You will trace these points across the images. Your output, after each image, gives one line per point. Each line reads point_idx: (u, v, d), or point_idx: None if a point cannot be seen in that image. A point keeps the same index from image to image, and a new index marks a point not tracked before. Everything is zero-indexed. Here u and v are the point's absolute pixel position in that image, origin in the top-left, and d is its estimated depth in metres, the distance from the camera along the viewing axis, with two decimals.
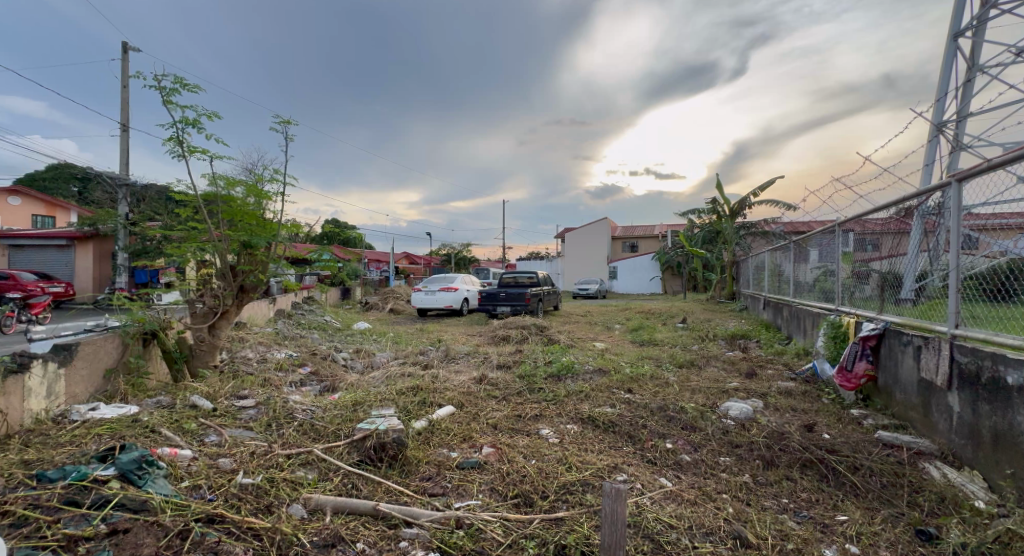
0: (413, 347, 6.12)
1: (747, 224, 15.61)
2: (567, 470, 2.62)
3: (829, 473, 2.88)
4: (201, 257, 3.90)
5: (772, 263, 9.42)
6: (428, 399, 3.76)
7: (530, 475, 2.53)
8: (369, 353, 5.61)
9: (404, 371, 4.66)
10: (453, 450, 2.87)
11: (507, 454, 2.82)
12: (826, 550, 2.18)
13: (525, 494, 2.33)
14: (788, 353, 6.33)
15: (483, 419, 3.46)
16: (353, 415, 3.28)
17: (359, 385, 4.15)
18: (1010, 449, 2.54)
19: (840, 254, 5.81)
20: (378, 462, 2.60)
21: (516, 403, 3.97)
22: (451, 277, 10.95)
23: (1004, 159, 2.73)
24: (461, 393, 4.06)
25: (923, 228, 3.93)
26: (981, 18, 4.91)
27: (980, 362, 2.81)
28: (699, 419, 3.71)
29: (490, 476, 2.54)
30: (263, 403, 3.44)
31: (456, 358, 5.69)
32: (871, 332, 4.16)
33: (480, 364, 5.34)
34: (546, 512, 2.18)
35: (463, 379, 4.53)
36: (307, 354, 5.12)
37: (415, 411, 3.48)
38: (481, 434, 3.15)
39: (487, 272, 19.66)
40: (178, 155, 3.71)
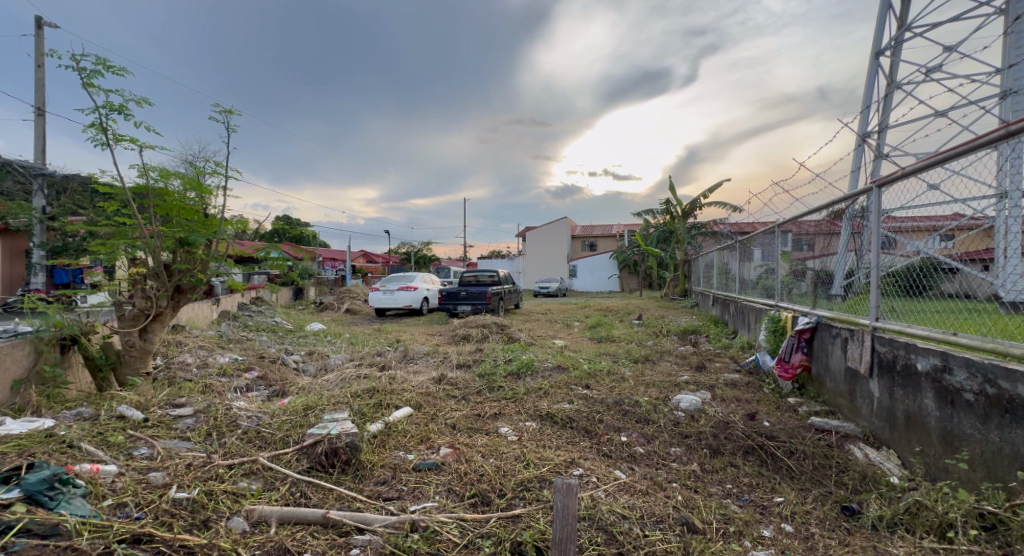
0: (371, 348, 6.04)
1: (698, 224, 16.32)
2: (525, 467, 2.70)
3: (768, 458, 3.10)
4: (131, 254, 3.69)
5: (721, 261, 9.92)
6: (385, 401, 3.76)
7: (487, 474, 2.59)
8: (323, 355, 5.50)
9: (360, 373, 4.60)
10: (410, 451, 2.90)
11: (464, 454, 2.86)
12: (764, 530, 2.35)
13: (482, 494, 2.39)
14: (734, 346, 6.69)
15: (441, 419, 3.49)
16: (304, 420, 3.22)
17: (311, 389, 4.09)
18: (919, 429, 2.82)
19: (780, 252, 6.19)
20: (330, 468, 2.59)
21: (475, 402, 4.01)
22: (409, 277, 10.76)
23: (915, 167, 3.02)
24: (419, 394, 4.06)
25: (850, 230, 4.26)
26: (899, 39, 5.37)
27: (896, 351, 3.09)
28: (652, 411, 3.89)
29: (447, 476, 2.58)
30: (202, 411, 3.33)
31: (414, 359, 5.66)
32: (806, 326, 4.47)
33: (440, 364, 5.34)
34: (503, 510, 2.24)
35: (422, 379, 4.53)
36: (254, 358, 4.95)
37: (371, 414, 3.47)
38: (439, 435, 3.19)
39: (447, 270, 19.57)
40: (101, 144, 3.48)
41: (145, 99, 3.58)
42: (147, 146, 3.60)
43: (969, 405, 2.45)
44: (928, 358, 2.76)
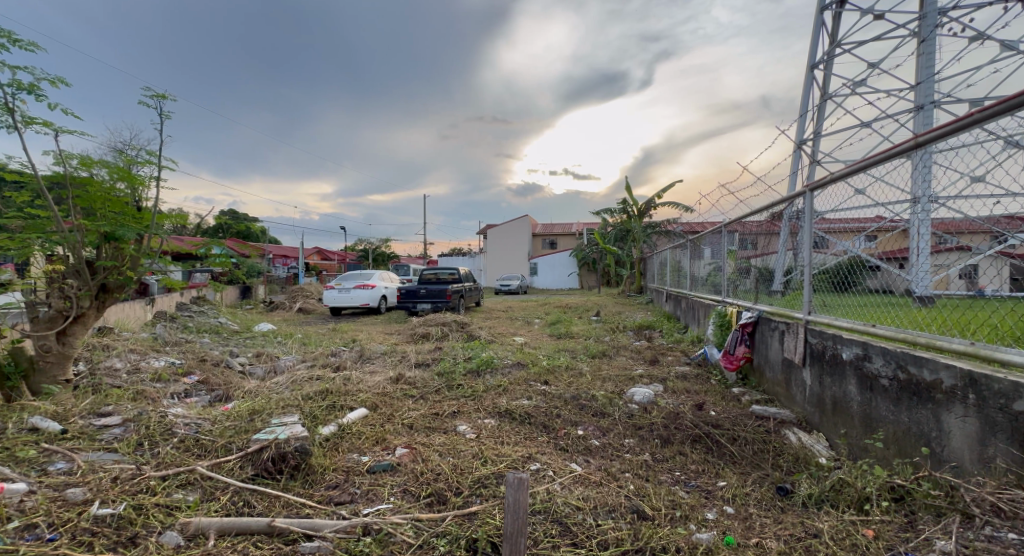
0: (324, 348, 5.93)
1: (653, 223, 16.88)
2: (482, 464, 2.76)
3: (713, 445, 3.30)
4: (48, 250, 3.45)
5: (674, 259, 10.33)
6: (338, 403, 3.73)
7: (444, 473, 2.63)
8: (272, 357, 5.35)
9: (312, 375, 4.52)
10: (364, 454, 2.91)
11: (421, 453, 2.90)
12: (707, 512, 2.51)
13: (439, 492, 2.44)
14: (685, 340, 7.02)
15: (398, 419, 3.51)
16: (249, 425, 3.15)
17: (257, 392, 3.99)
18: (843, 413, 3.08)
19: (726, 251, 6.54)
20: (276, 474, 2.56)
21: (433, 401, 4.05)
22: (366, 275, 10.59)
23: (844, 172, 3.28)
24: (375, 394, 4.06)
25: (787, 230, 4.58)
26: (830, 54, 5.78)
27: (825, 342, 3.35)
28: (607, 405, 4.05)
29: (402, 477, 2.61)
30: (132, 420, 3.18)
31: (371, 359, 5.60)
32: (748, 319, 4.75)
33: (397, 363, 5.32)
34: (460, 509, 2.29)
35: (378, 379, 4.51)
36: (194, 361, 4.77)
37: (323, 417, 3.43)
38: (396, 435, 3.21)
39: (406, 268, 19.31)
40: (9, 126, 3.24)
41: (58, 78, 3.35)
42: (62, 130, 3.36)
43: (884, 390, 2.68)
44: (851, 347, 3.02)
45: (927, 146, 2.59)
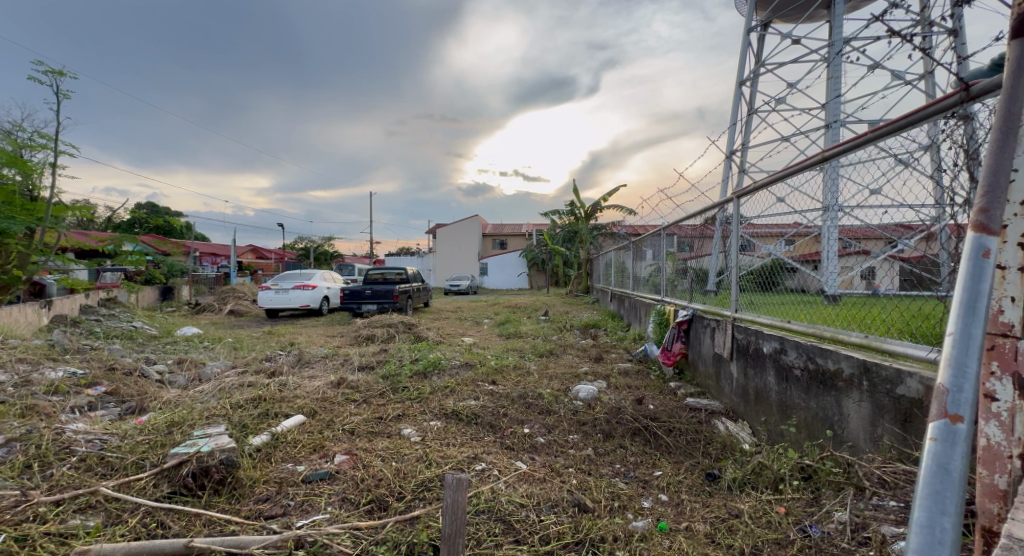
0: (257, 353, 5.68)
1: (599, 225, 17.43)
2: (426, 467, 2.79)
3: (651, 437, 3.49)
4: None
5: (617, 260, 10.75)
6: (272, 410, 3.62)
7: (386, 478, 2.63)
8: (196, 364, 5.06)
9: (243, 382, 4.33)
10: (300, 463, 2.84)
11: (362, 459, 2.88)
12: (644, 501, 2.66)
13: (380, 499, 2.43)
14: (627, 338, 7.33)
15: (338, 425, 3.46)
16: (165, 439, 2.97)
17: (178, 403, 3.77)
18: (764, 402, 3.37)
19: (665, 252, 6.88)
20: (197, 490, 2.45)
21: (376, 405, 4.01)
22: (307, 274, 10.25)
23: (767, 180, 3.58)
24: (313, 400, 3.97)
25: (719, 234, 4.91)
26: (755, 73, 6.24)
27: (748, 337, 3.65)
28: (553, 402, 4.18)
29: (342, 485, 2.58)
30: (20, 438, 2.86)
31: (310, 363, 5.45)
32: (683, 317, 5.04)
33: (338, 367, 5.20)
34: (401, 514, 2.29)
35: (318, 384, 4.41)
36: (101, 371, 4.40)
37: (254, 426, 3.32)
38: (335, 442, 3.16)
39: (348, 268, 18.67)
40: None
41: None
42: None
43: (797, 380, 2.97)
44: (771, 342, 3.31)
45: (833, 160, 2.88)
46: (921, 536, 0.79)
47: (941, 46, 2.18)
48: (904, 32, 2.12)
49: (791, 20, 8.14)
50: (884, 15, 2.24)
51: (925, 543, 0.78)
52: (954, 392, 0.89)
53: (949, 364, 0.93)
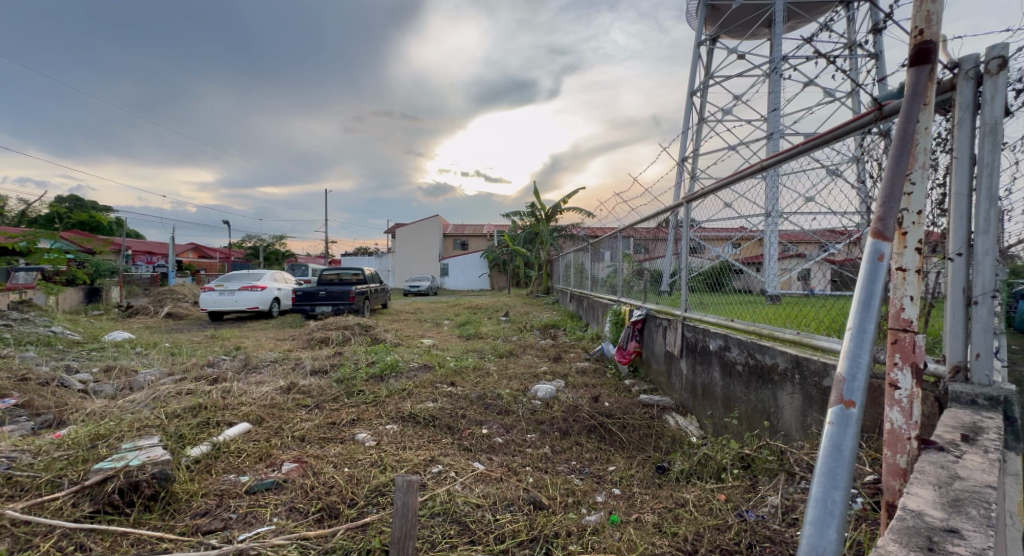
0: (198, 359, 5.43)
1: (559, 227, 17.70)
2: (380, 472, 2.77)
3: (606, 433, 3.60)
4: None
5: (576, 261, 10.96)
6: (213, 419, 3.48)
7: (337, 485, 2.59)
8: (127, 373, 4.78)
9: (181, 390, 4.13)
10: (245, 473, 2.75)
11: (312, 467, 2.82)
12: (598, 495, 2.75)
13: (331, 506, 2.39)
14: (586, 338, 7.50)
15: (287, 432, 3.38)
16: (89, 453, 2.78)
17: (105, 414, 3.55)
18: (710, 396, 3.55)
19: (622, 254, 7.07)
20: (125, 508, 2.29)
21: (330, 410, 3.94)
22: (256, 274, 9.87)
23: (716, 186, 3.78)
24: (260, 407, 3.85)
25: (671, 237, 5.11)
26: (705, 84, 6.52)
27: (697, 335, 3.84)
28: (512, 403, 4.23)
29: (289, 494, 2.51)
30: None
31: (257, 368, 5.27)
32: (638, 317, 5.21)
33: (289, 372, 5.05)
34: (353, 521, 2.27)
35: (266, 390, 4.28)
36: (13, 382, 4.07)
37: (193, 436, 3.18)
38: (284, 450, 3.08)
39: (302, 268, 18.08)
40: None
41: None
42: None
43: (739, 374, 3.16)
44: (716, 339, 3.50)
45: (773, 169, 3.08)
46: (816, 509, 0.88)
47: (864, 67, 2.38)
48: (831, 54, 2.31)
49: (736, 37, 8.61)
50: (814, 36, 2.43)
51: (819, 516, 0.86)
52: (850, 380, 0.99)
53: (847, 355, 1.03)
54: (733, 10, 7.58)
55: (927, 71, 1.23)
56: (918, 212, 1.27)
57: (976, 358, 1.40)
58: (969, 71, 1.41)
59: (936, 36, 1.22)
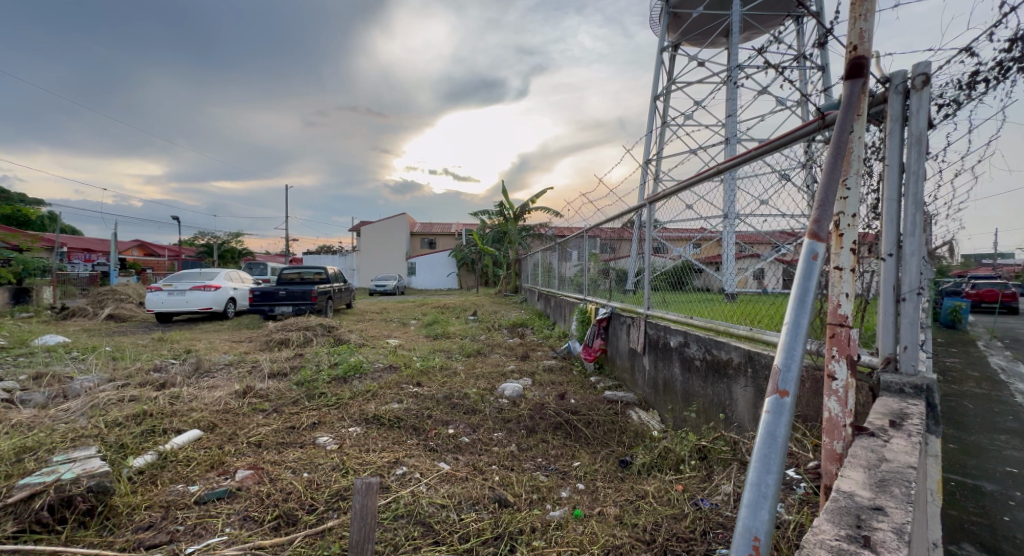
0: (142, 363, 5.18)
1: (527, 227, 17.81)
2: (342, 476, 2.74)
3: (571, 429, 3.67)
4: None
5: (544, 261, 11.06)
6: (159, 427, 3.34)
7: (295, 491, 2.54)
8: (62, 380, 4.51)
9: (123, 397, 3.93)
10: (195, 483, 2.66)
11: (268, 473, 2.75)
12: (563, 491, 2.80)
13: (288, 514, 2.34)
14: (553, 336, 7.59)
15: (242, 438, 3.28)
16: (13, 469, 2.61)
17: (36, 424, 3.35)
18: (670, 390, 3.69)
19: (589, 254, 7.18)
20: (56, 525, 2.16)
21: (289, 414, 3.85)
22: (209, 274, 9.50)
23: (678, 187, 3.90)
24: (212, 413, 3.72)
25: (635, 237, 5.23)
26: (668, 90, 6.70)
27: (658, 332, 3.98)
28: (479, 402, 4.25)
29: (243, 503, 2.45)
30: None
31: (210, 372, 5.08)
32: (603, 315, 5.32)
33: (245, 375, 4.90)
34: (311, 527, 2.24)
35: (220, 395, 4.14)
36: None
37: (136, 446, 3.04)
38: (238, 457, 2.99)
39: (259, 267, 17.48)
40: None
41: None
42: None
43: (697, 369, 3.29)
44: (677, 336, 3.63)
45: (731, 172, 3.19)
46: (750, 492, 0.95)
47: (812, 79, 2.51)
48: (781, 64, 2.43)
49: (697, 44, 8.89)
50: (766, 46, 2.54)
51: (753, 498, 0.94)
52: (784, 372, 1.07)
53: (782, 349, 1.11)
54: (693, 18, 7.83)
55: (861, 84, 1.32)
56: (852, 216, 1.37)
57: (904, 350, 1.52)
58: (898, 85, 1.52)
59: (868, 52, 1.33)
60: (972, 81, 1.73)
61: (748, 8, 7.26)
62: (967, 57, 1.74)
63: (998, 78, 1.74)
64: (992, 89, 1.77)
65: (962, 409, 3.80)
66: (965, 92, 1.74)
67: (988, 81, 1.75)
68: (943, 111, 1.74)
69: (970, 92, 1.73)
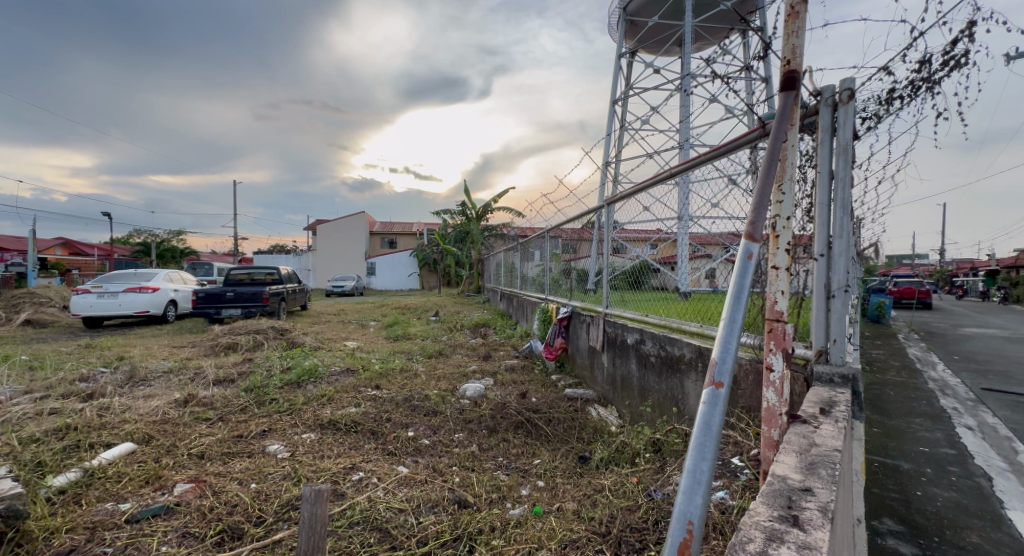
0: (67, 373, 4.84)
1: (489, 227, 17.86)
2: (293, 485, 2.67)
3: (532, 428, 3.72)
4: None
5: (506, 261, 11.12)
6: (84, 442, 3.16)
7: (242, 503, 2.47)
8: None
9: (42, 411, 3.67)
10: (126, 500, 2.52)
11: (211, 486, 2.64)
12: (523, 489, 2.83)
13: (233, 527, 2.27)
14: (515, 336, 7.64)
15: (183, 450, 3.14)
16: None
17: None
18: (628, 387, 3.80)
19: (550, 253, 7.26)
20: None
21: (236, 422, 3.71)
22: (145, 275, 8.99)
23: (635, 189, 4.01)
24: (148, 424, 3.54)
25: (595, 237, 5.34)
26: (625, 95, 6.88)
27: (617, 330, 4.10)
28: (440, 403, 4.24)
29: (182, 519, 2.35)
30: None
31: (146, 381, 4.81)
32: (564, 314, 5.40)
33: (186, 382, 4.67)
34: (259, 540, 2.18)
35: (156, 405, 3.94)
36: None
37: (57, 463, 2.86)
38: (178, 470, 2.86)
39: (203, 267, 16.62)
40: None
41: None
42: None
43: (653, 365, 3.41)
44: (634, 333, 3.76)
45: (683, 176, 3.31)
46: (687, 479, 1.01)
47: (756, 90, 2.65)
48: (727, 75, 2.56)
49: (653, 52, 9.18)
50: (713, 58, 2.66)
51: (689, 484, 1.00)
52: (720, 364, 1.14)
53: (719, 343, 1.17)
54: (649, 26, 8.07)
55: (793, 95, 1.42)
56: (786, 218, 1.46)
57: (834, 342, 1.64)
58: (828, 98, 1.64)
59: (799, 67, 1.43)
60: (889, 98, 1.88)
61: (700, 19, 7.56)
62: (885, 75, 1.90)
63: (910, 95, 1.90)
64: (906, 106, 1.94)
65: (883, 395, 4.12)
66: (885, 107, 1.90)
67: (903, 97, 1.91)
68: (865, 124, 1.89)
69: (888, 107, 1.89)
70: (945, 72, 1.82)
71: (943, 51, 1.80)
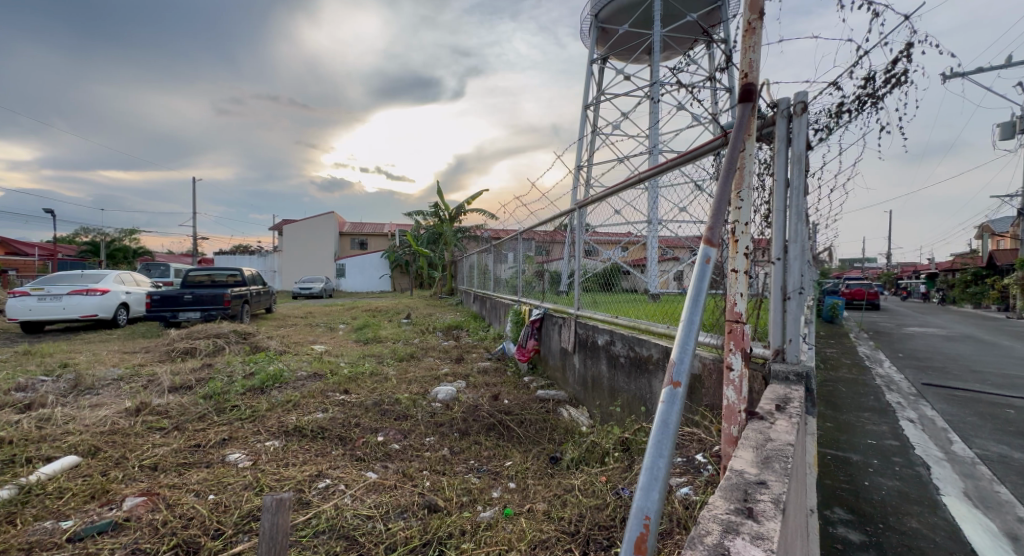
0: (4, 383, 4.57)
1: (462, 229, 17.81)
2: (255, 495, 2.61)
3: (503, 430, 3.73)
4: None
5: (480, 263, 11.10)
6: (21, 457, 3.00)
7: (198, 516, 2.39)
8: None
9: None
10: (68, 518, 2.41)
11: (164, 499, 2.55)
12: (494, 492, 2.84)
13: (189, 541, 2.20)
14: (487, 338, 7.62)
15: (134, 462, 3.02)
16: None
17: None
18: (598, 387, 3.86)
19: (524, 255, 7.28)
20: None
21: (193, 431, 3.59)
22: (90, 277, 8.55)
23: (606, 193, 4.07)
24: (96, 435, 3.39)
25: (568, 240, 5.39)
26: (597, 100, 6.94)
27: (588, 332, 4.16)
28: (411, 407, 4.19)
29: (132, 534, 2.26)
30: None
31: (92, 389, 4.59)
32: (537, 316, 5.44)
33: (138, 390, 4.48)
34: (218, 553, 2.12)
35: (105, 414, 3.77)
36: None
37: None
38: (129, 483, 2.75)
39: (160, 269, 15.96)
40: None
41: None
42: None
43: (622, 366, 3.48)
44: (605, 334, 3.82)
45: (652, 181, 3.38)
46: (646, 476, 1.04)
47: (719, 99, 2.73)
48: (692, 84, 2.63)
49: (624, 58, 9.31)
50: (678, 67, 2.74)
51: (647, 480, 1.03)
52: (678, 364, 1.18)
53: (678, 343, 1.21)
54: (619, 34, 8.18)
55: (749, 107, 1.49)
56: (745, 224, 1.52)
57: (789, 342, 1.72)
58: (784, 110, 1.72)
59: (756, 80, 1.50)
60: (839, 111, 1.98)
61: (669, 28, 7.71)
62: (835, 89, 2.00)
63: (858, 110, 2.01)
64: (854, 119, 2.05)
65: (838, 392, 4.29)
66: (835, 120, 1.99)
67: (850, 111, 2.02)
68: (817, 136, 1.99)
69: (837, 120, 1.99)
70: (887, 89, 1.93)
71: (886, 69, 1.91)
